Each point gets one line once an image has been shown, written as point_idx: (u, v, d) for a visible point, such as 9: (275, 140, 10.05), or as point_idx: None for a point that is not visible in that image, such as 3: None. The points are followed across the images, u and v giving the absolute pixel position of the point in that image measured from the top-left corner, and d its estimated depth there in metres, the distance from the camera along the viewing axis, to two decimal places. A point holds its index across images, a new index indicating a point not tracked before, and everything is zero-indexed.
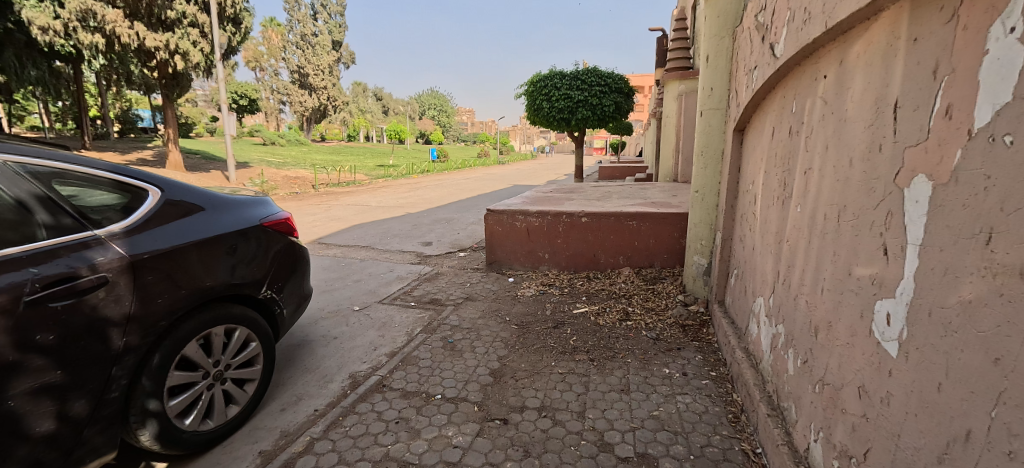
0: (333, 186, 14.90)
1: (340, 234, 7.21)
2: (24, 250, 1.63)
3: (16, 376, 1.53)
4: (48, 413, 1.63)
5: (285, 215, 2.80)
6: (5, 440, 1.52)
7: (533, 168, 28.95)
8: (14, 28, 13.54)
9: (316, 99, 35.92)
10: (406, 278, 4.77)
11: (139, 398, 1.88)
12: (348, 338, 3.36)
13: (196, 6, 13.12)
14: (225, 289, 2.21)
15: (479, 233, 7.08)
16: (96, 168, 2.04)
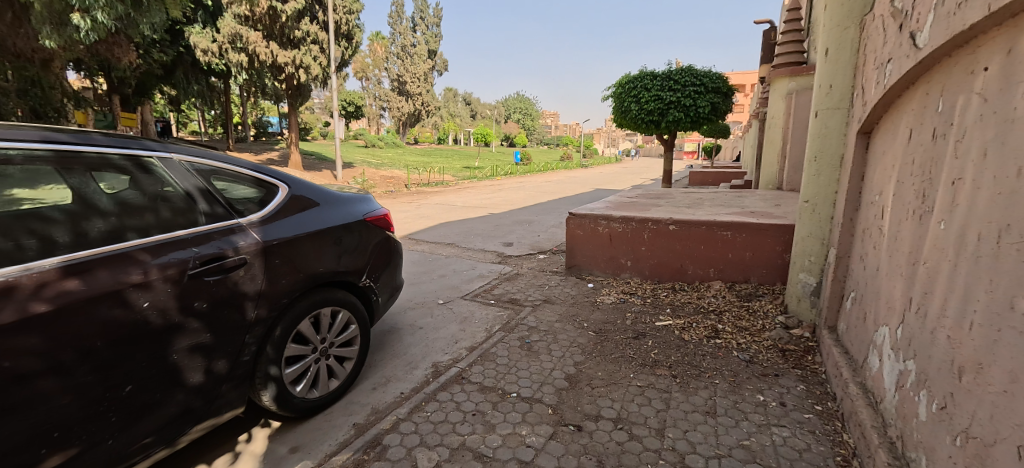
0: (423, 186, 15.73)
1: (429, 230, 7.59)
2: (191, 233, 1.92)
3: (178, 333, 1.78)
4: (198, 367, 1.86)
5: (385, 211, 3.00)
6: (167, 386, 1.75)
7: (619, 173, 28.24)
8: (184, 52, 16.24)
9: (411, 105, 38.11)
10: (487, 276, 4.88)
11: (264, 364, 2.12)
12: (432, 329, 3.51)
13: (318, 26, 14.50)
14: (333, 275, 2.41)
15: (559, 236, 7.06)
16: (242, 165, 2.32)
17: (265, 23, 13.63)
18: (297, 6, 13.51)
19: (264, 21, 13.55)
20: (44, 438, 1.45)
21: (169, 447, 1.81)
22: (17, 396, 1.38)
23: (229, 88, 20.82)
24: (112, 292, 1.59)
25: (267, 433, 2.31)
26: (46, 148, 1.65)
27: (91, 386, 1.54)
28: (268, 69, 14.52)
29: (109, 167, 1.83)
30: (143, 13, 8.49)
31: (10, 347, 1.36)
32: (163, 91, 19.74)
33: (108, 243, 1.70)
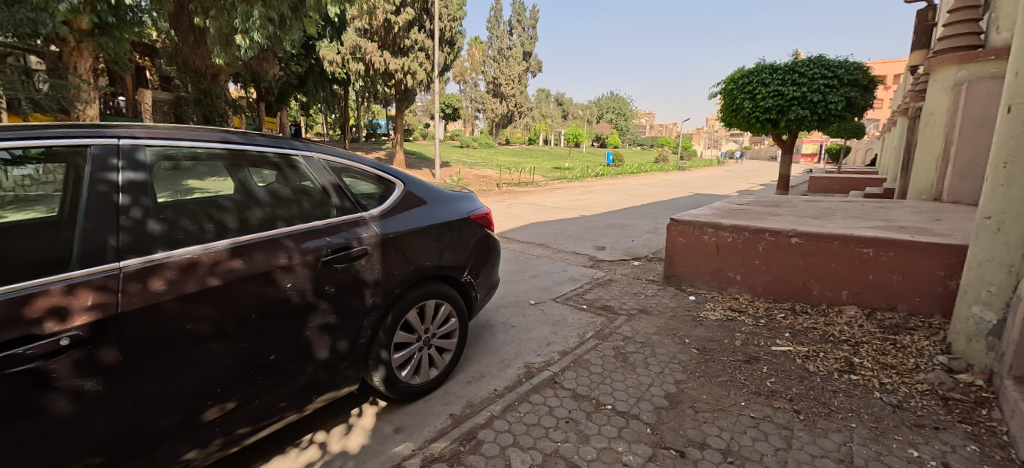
0: (515, 186, 15.96)
1: (520, 230, 7.71)
2: (324, 224, 2.13)
3: (311, 313, 1.99)
4: (325, 344, 2.07)
5: (486, 209, 3.06)
6: (300, 358, 1.98)
7: (721, 176, 26.41)
8: (314, 64, 18.38)
9: (505, 106, 39.09)
10: (579, 280, 4.81)
11: (376, 348, 2.30)
12: (524, 329, 3.53)
13: (425, 34, 15.44)
14: (438, 270, 2.53)
15: (655, 242, 6.75)
16: (366, 163, 2.48)
17: (381, 35, 15.02)
18: (407, 17, 14.66)
19: (380, 33, 14.94)
20: (209, 392, 1.71)
21: (298, 412, 2.04)
22: (193, 354, 1.65)
23: (347, 96, 23.04)
24: (263, 272, 1.84)
25: (374, 411, 2.50)
26: (222, 147, 1.96)
27: (244, 353, 1.79)
28: (381, 76, 15.90)
29: (266, 164, 2.10)
30: (285, 29, 9.37)
31: (189, 313, 1.64)
32: (295, 100, 22.44)
33: (263, 230, 1.95)
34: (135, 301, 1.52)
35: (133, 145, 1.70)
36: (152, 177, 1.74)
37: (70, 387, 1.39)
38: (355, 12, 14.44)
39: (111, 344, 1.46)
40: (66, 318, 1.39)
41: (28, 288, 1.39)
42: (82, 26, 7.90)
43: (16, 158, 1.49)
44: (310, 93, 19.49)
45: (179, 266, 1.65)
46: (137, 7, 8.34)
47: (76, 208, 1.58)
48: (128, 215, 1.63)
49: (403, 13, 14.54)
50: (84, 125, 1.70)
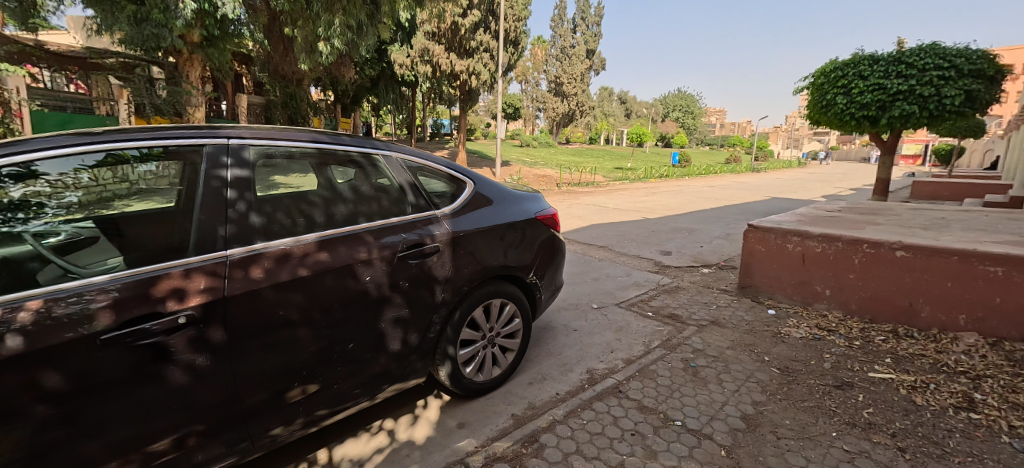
0: (575, 185, 15.81)
1: (580, 231, 7.59)
2: (401, 221, 2.23)
3: (386, 306, 2.09)
4: (397, 337, 2.16)
5: (553, 210, 3.05)
6: (375, 348, 2.08)
7: (801, 178, 24.53)
8: (386, 67, 19.31)
9: (566, 105, 38.85)
10: (644, 286, 4.65)
11: (443, 344, 2.37)
12: (586, 334, 3.47)
13: (489, 35, 15.71)
14: (504, 270, 2.56)
15: (726, 249, 6.38)
16: (439, 163, 2.56)
17: (448, 37, 15.49)
18: (474, 19, 15.01)
19: (447, 36, 15.43)
20: (295, 374, 1.85)
21: (371, 399, 2.14)
22: (283, 338, 1.80)
23: (414, 97, 23.99)
24: (345, 265, 1.95)
25: (438, 405, 2.56)
26: (313, 147, 2.11)
27: (327, 340, 1.92)
28: (447, 77, 16.42)
29: (350, 163, 2.23)
30: (362, 35, 9.94)
31: (281, 300, 1.78)
32: (367, 100, 23.71)
33: (347, 225, 2.07)
34: (239, 286, 1.68)
35: (240, 145, 1.89)
36: (255, 174, 1.91)
37: (185, 361, 1.57)
38: (425, 18, 15.03)
39: (217, 324, 1.63)
40: (183, 298, 1.57)
41: (155, 270, 1.58)
42: (194, 39, 8.91)
43: (142, 155, 1.72)
44: (381, 95, 20.52)
45: (274, 257, 1.80)
46: (238, 23, 9.28)
47: (193, 200, 1.78)
48: (234, 208, 1.80)
49: (469, 15, 14.92)
50: (200, 127, 1.92)
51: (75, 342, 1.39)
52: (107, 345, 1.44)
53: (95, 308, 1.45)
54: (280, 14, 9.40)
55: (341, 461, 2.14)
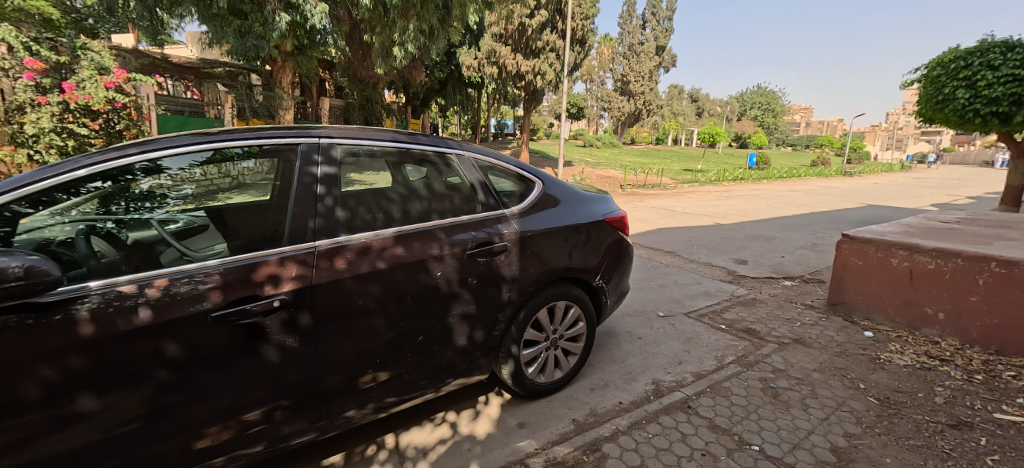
0: (641, 187, 15.33)
1: (645, 235, 7.32)
2: (472, 218, 2.28)
3: (454, 301, 2.14)
4: (463, 332, 2.21)
5: (622, 212, 2.99)
6: (442, 341, 2.15)
7: (904, 184, 22.01)
8: (454, 70, 19.85)
9: (633, 104, 37.79)
10: (716, 296, 4.40)
11: (507, 342, 2.40)
12: (652, 343, 3.34)
13: (556, 35, 15.62)
14: (570, 271, 2.54)
15: (811, 260, 5.87)
16: (510, 162, 2.60)
17: (515, 38, 15.69)
18: (541, 19, 15.03)
19: (514, 37, 15.60)
20: (370, 362, 1.96)
21: (436, 391, 2.21)
22: (361, 326, 1.91)
23: (479, 98, 24.53)
24: (418, 260, 2.03)
25: (499, 402, 2.59)
26: (392, 146, 2.22)
27: (399, 331, 2.01)
28: (512, 77, 16.61)
29: (424, 162, 2.31)
30: (433, 39, 10.34)
31: (361, 290, 1.89)
32: (434, 102, 24.53)
33: (421, 221, 2.15)
34: (325, 275, 1.81)
35: (329, 144, 2.04)
36: (341, 171, 2.04)
37: (277, 341, 1.73)
38: (494, 19, 15.33)
39: (305, 309, 1.77)
40: (277, 284, 1.72)
41: (254, 256, 1.74)
42: (287, 48, 9.60)
43: (244, 153, 1.91)
44: (448, 96, 21.32)
45: (356, 249, 1.92)
46: (324, 31, 9.80)
47: (287, 195, 1.94)
48: (323, 203, 1.93)
49: (537, 15, 14.98)
50: (294, 128, 2.10)
51: (191, 317, 1.58)
52: (215, 323, 1.61)
53: (205, 288, 1.62)
54: (360, 22, 10.03)
55: (406, 448, 2.23)
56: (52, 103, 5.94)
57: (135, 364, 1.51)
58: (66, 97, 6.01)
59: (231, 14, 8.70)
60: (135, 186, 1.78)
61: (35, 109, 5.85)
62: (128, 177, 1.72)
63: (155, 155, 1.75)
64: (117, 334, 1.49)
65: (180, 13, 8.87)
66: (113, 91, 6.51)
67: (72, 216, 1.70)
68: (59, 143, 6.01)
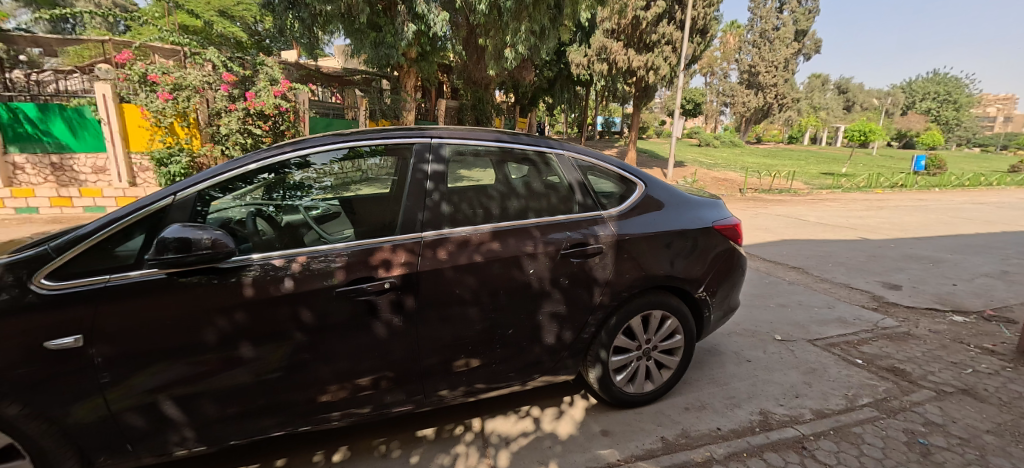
0: (765, 191, 14.08)
1: (767, 247, 6.82)
2: (567, 218, 2.38)
3: (545, 299, 2.27)
4: (552, 331, 2.33)
5: (735, 220, 2.87)
6: (532, 337, 2.30)
7: None
8: (564, 67, 19.93)
9: (762, 98, 34.63)
10: (851, 325, 3.97)
11: (596, 347, 2.48)
12: (764, 368, 3.17)
13: (674, 26, 14.75)
14: (668, 280, 2.52)
15: (993, 293, 4.94)
16: (611, 164, 2.65)
17: (628, 33, 15.24)
18: (657, 10, 14.37)
19: (627, 31, 15.22)
20: (463, 348, 2.16)
21: (522, 385, 2.36)
22: (457, 314, 2.11)
23: (586, 95, 24.39)
24: (513, 256, 2.19)
25: (584, 406, 2.68)
26: (495, 145, 2.40)
27: (491, 322, 2.19)
28: (622, 74, 16.25)
29: (525, 161, 2.47)
30: (543, 40, 10.60)
31: (458, 280, 2.10)
32: (543, 100, 24.88)
33: (518, 219, 2.30)
34: (428, 264, 2.04)
35: (440, 143, 2.28)
36: (448, 168, 2.28)
37: (386, 318, 2.00)
38: (606, 14, 15.10)
39: (410, 292, 2.01)
40: (389, 268, 1.98)
41: (372, 243, 2.02)
42: (412, 55, 10.63)
43: (371, 151, 2.21)
44: (556, 95, 21.70)
45: (457, 241, 2.13)
46: (445, 38, 10.47)
47: (402, 188, 2.22)
48: (430, 198, 2.17)
49: (653, 7, 14.37)
50: (412, 129, 2.37)
51: (322, 290, 1.90)
52: (338, 297, 1.91)
53: (334, 267, 1.93)
54: (477, 27, 10.42)
55: (491, 434, 2.42)
56: (238, 109, 7.43)
57: (280, 324, 1.87)
58: (248, 104, 7.48)
59: (369, 28, 9.65)
60: (289, 178, 2.15)
61: (228, 114, 7.41)
62: (285, 169, 2.10)
63: (303, 152, 2.11)
64: (268, 298, 1.84)
65: (332, 30, 9.98)
66: (280, 98, 7.72)
67: (247, 200, 2.15)
68: (242, 140, 7.54)
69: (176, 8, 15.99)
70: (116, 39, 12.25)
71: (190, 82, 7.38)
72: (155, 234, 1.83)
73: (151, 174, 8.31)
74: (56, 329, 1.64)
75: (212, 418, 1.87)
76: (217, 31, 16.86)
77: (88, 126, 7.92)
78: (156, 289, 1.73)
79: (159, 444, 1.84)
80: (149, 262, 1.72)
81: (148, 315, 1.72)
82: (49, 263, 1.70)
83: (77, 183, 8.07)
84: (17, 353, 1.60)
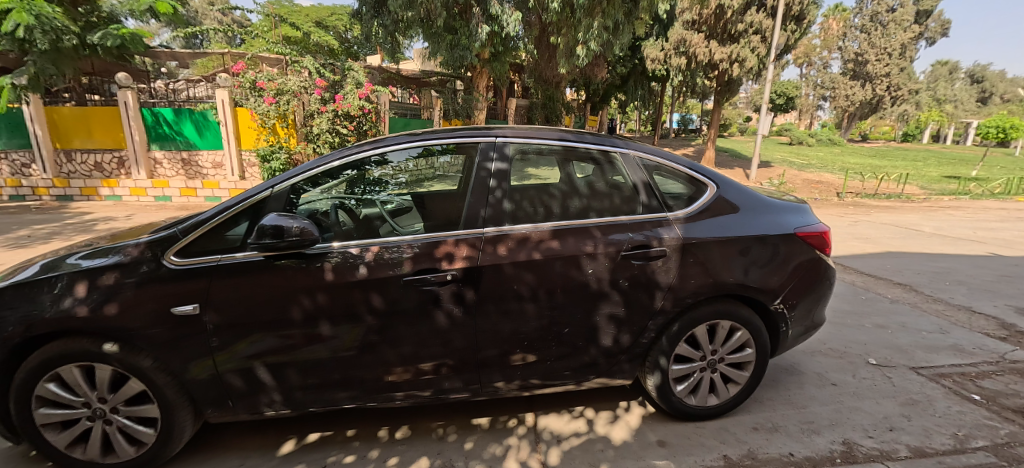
0: (868, 197, 12.77)
1: (865, 259, 6.23)
2: (630, 220, 2.37)
3: (602, 301, 2.30)
4: (609, 333, 2.36)
5: (824, 227, 2.65)
6: (589, 337, 2.34)
7: None
8: (641, 63, 19.49)
9: (870, 90, 31.20)
10: (969, 355, 3.44)
11: (656, 353, 2.45)
12: (849, 392, 2.89)
13: (764, 13, 13.82)
14: (739, 288, 2.41)
15: None
16: (680, 164, 2.59)
17: (710, 23, 14.55)
18: None
19: (709, 22, 14.49)
20: (519, 343, 2.26)
21: (577, 384, 2.42)
22: (515, 309, 2.21)
23: (663, 91, 23.55)
24: (571, 255, 2.24)
25: (641, 413, 2.67)
26: (559, 144, 2.46)
27: (549, 319, 2.26)
28: (704, 67, 15.54)
29: (590, 160, 2.50)
30: (617, 34, 10.44)
31: (517, 277, 2.18)
32: (617, 98, 24.48)
33: (579, 218, 2.34)
34: (489, 259, 2.15)
35: (504, 143, 2.39)
36: (512, 167, 2.38)
37: (448, 307, 2.14)
38: (685, 4, 14.50)
39: (471, 285, 2.13)
40: (451, 261, 2.12)
41: (439, 236, 2.16)
42: (485, 56, 10.83)
43: (443, 149, 2.36)
44: (629, 92, 21.26)
45: (516, 238, 2.22)
46: (517, 38, 10.75)
47: (467, 185, 2.35)
48: (493, 195, 2.29)
49: None
50: (481, 128, 2.50)
51: (392, 278, 2.07)
52: (406, 285, 2.08)
53: (403, 257, 2.09)
54: (549, 25, 10.58)
55: (543, 430, 2.50)
56: (328, 111, 8.08)
57: (354, 306, 2.07)
58: (335, 106, 8.11)
59: (445, 31, 10.05)
60: (369, 174, 2.36)
61: (319, 115, 8.08)
62: (365, 166, 2.30)
63: (381, 149, 2.30)
64: (346, 282, 2.04)
65: (412, 34, 10.51)
66: (364, 100, 8.30)
67: (333, 193, 2.40)
68: (331, 139, 8.15)
69: (281, 23, 17.80)
70: (236, 51, 13.85)
71: (290, 87, 8.17)
72: (257, 221, 2.10)
73: (256, 169, 9.40)
74: (180, 297, 1.95)
75: (295, 386, 2.11)
76: (314, 40, 18.36)
77: (210, 128, 9.10)
78: (255, 269, 1.99)
79: (253, 404, 2.12)
80: (251, 245, 1.99)
81: (249, 291, 1.98)
82: (177, 242, 2.02)
83: (200, 176, 9.35)
84: (152, 315, 1.93)
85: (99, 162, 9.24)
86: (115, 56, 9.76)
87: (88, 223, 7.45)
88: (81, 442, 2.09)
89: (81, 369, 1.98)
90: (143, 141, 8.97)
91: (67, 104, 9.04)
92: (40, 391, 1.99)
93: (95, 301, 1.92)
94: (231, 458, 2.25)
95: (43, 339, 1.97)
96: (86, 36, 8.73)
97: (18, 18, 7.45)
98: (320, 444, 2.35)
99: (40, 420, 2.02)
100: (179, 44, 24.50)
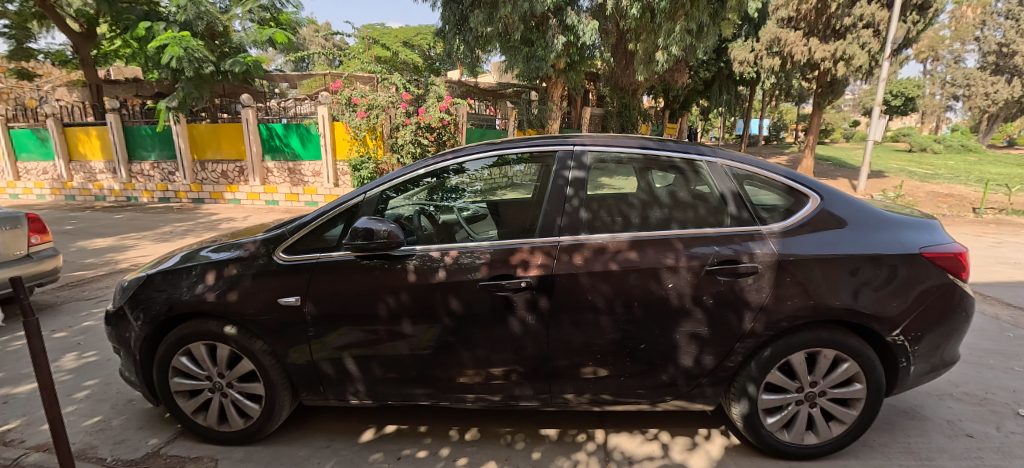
0: (1014, 213, 10.99)
1: (1014, 289, 5.35)
2: (716, 232, 2.26)
3: (683, 318, 2.21)
4: (690, 354, 2.27)
5: (959, 248, 2.34)
6: (668, 355, 2.26)
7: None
8: (727, 67, 18.61)
9: (1018, 86, 26.86)
10: None
11: (744, 378, 2.31)
12: (988, 448, 2.50)
13: (878, 4, 12.37)
14: (847, 312, 2.19)
15: None
16: (776, 173, 2.44)
17: (810, 19, 13.48)
18: None
19: (809, 18, 13.45)
20: (592, 355, 2.25)
21: (652, 404, 2.35)
22: (590, 321, 2.21)
23: (752, 95, 22.16)
24: (651, 267, 2.18)
25: (723, 443, 2.53)
26: (639, 153, 2.43)
27: (624, 333, 2.23)
28: (802, 67, 14.40)
29: (671, 168, 2.43)
30: (702, 37, 9.99)
31: (593, 287, 2.18)
32: (699, 103, 23.53)
33: (660, 229, 2.29)
34: (564, 268, 2.18)
35: (582, 151, 2.41)
36: (588, 175, 2.39)
37: (522, 315, 2.19)
38: None
39: (547, 293, 2.17)
40: (527, 268, 2.17)
41: (515, 244, 2.23)
42: (561, 66, 11.11)
43: (519, 159, 2.45)
44: (713, 97, 20.35)
45: (592, 248, 2.21)
46: (594, 46, 10.68)
47: (545, 193, 2.40)
48: (570, 203, 2.31)
49: None
50: (557, 137, 2.53)
51: (473, 284, 2.17)
52: (482, 290, 2.17)
53: (479, 263, 2.17)
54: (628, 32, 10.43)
55: (614, 449, 2.46)
56: (412, 123, 8.68)
57: (434, 307, 2.19)
58: (419, 118, 8.70)
59: (522, 44, 10.36)
60: (447, 182, 2.50)
61: (404, 127, 8.70)
62: (445, 174, 2.44)
63: (460, 159, 2.42)
64: (427, 284, 2.17)
65: (491, 49, 10.88)
66: (445, 112, 8.80)
67: (414, 199, 2.53)
68: (413, 150, 8.75)
69: (374, 44, 19.40)
70: (336, 72, 15.19)
71: (379, 102, 8.73)
72: (350, 224, 2.30)
73: (348, 178, 10.15)
74: (286, 290, 2.20)
75: (379, 379, 2.29)
76: (402, 59, 19.70)
77: (312, 140, 9.91)
78: (350, 268, 2.19)
79: (341, 391, 2.32)
80: (345, 245, 2.19)
81: (344, 288, 2.18)
82: (285, 241, 2.27)
83: (303, 183, 10.19)
84: (265, 303, 2.20)
85: (225, 171, 10.47)
86: (241, 80, 11.06)
87: (215, 222, 8.55)
88: (202, 411, 2.40)
89: (206, 346, 2.29)
90: (259, 152, 10.15)
91: (203, 122, 10.42)
92: (175, 363, 2.33)
93: (220, 288, 2.22)
94: (319, 439, 2.47)
95: (179, 318, 2.31)
96: (221, 63, 10.10)
97: (172, 51, 8.98)
98: (397, 436, 2.50)
99: (174, 388, 2.36)
100: (291, 68, 27.61)
